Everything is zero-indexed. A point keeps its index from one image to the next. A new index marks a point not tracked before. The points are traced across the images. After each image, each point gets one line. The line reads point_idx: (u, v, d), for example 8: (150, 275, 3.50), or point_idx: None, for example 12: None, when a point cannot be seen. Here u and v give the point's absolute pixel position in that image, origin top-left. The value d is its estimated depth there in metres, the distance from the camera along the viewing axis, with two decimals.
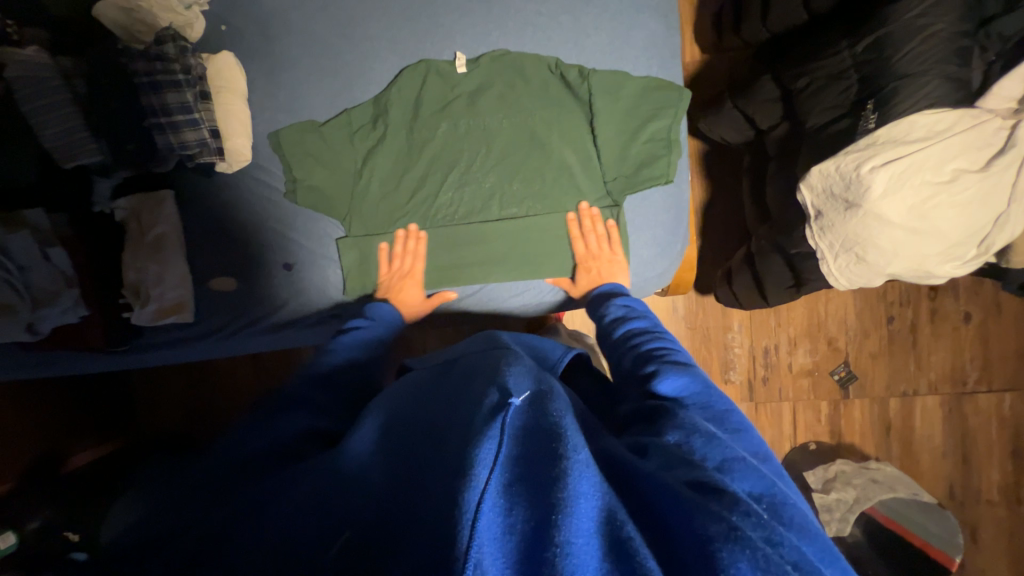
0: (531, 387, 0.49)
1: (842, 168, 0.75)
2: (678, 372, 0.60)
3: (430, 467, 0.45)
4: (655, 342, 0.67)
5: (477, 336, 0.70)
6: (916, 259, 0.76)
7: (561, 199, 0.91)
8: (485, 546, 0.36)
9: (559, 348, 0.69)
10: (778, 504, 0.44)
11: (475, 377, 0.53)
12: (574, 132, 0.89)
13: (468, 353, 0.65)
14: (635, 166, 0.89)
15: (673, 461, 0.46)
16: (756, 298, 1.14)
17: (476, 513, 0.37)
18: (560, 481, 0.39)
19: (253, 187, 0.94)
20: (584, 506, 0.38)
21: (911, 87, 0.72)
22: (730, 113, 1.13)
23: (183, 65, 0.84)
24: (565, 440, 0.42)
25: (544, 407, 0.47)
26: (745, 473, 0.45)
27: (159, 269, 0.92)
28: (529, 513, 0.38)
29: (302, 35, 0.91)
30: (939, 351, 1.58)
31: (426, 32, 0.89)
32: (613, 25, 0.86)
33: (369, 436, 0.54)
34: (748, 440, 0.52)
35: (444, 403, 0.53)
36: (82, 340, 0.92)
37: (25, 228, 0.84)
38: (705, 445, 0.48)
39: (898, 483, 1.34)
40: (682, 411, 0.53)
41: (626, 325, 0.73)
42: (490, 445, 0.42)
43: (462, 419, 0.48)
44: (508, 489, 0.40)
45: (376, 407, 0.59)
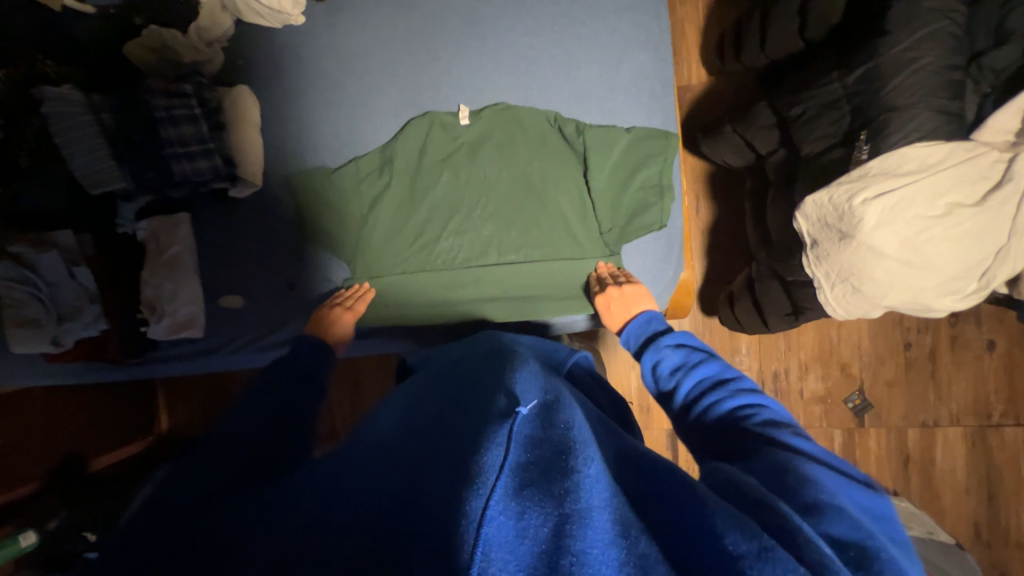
0: (539, 397, 0.54)
1: (834, 199, 0.75)
2: (785, 430, 0.56)
3: (438, 457, 0.49)
4: (738, 397, 0.62)
5: (479, 339, 0.79)
6: (912, 292, 0.74)
7: (558, 246, 0.93)
8: (492, 553, 0.35)
9: (563, 351, 0.79)
10: (868, 551, 0.39)
11: (479, 381, 0.62)
12: (572, 182, 0.91)
13: (476, 355, 0.72)
14: (628, 214, 0.90)
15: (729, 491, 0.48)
16: (757, 323, 1.13)
17: (482, 519, 0.37)
18: (573, 491, 0.40)
19: (262, 212, 0.99)
20: (598, 519, 0.39)
21: (902, 119, 0.71)
22: (730, 138, 1.13)
23: (200, 98, 0.91)
24: (576, 454, 0.44)
25: (552, 419, 0.50)
26: (829, 512, 0.44)
27: (173, 287, 0.98)
28: (544, 518, 0.38)
29: (311, 69, 0.96)
30: (960, 380, 1.52)
31: (425, 66, 0.93)
32: (604, 57, 0.88)
33: (378, 435, 0.58)
34: (864, 493, 0.47)
35: (452, 403, 0.59)
36: (100, 353, 0.98)
37: (53, 248, 0.90)
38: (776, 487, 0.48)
39: (913, 520, 1.27)
40: (781, 452, 0.52)
41: (695, 378, 0.66)
42: (499, 451, 0.44)
43: (471, 422, 0.51)
44: (518, 494, 0.40)
45: (391, 408, 0.65)
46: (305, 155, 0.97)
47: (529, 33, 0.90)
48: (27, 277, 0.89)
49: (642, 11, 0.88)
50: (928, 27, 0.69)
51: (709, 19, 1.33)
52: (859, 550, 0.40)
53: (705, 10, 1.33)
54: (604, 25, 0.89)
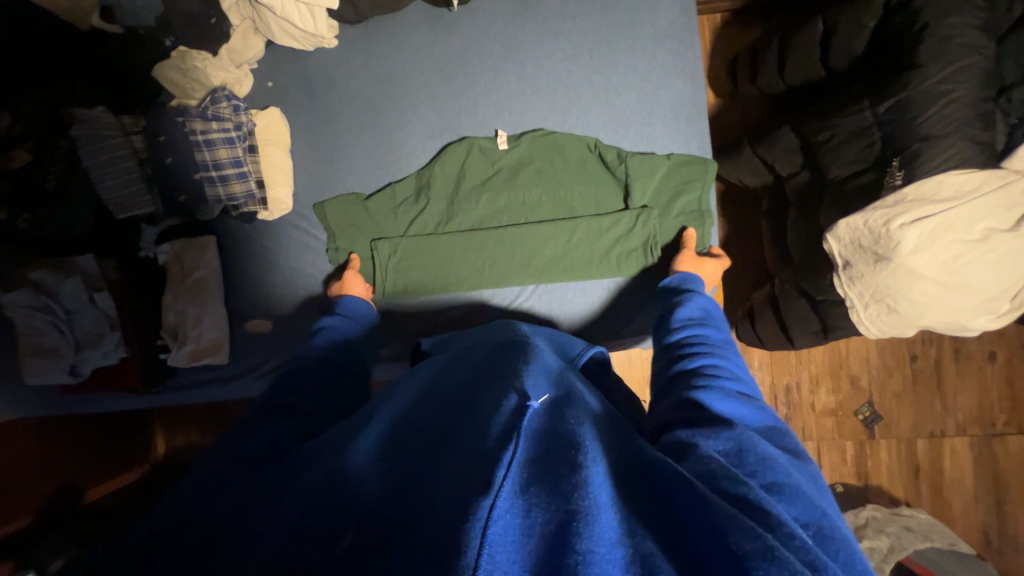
0: (551, 392, 0.54)
1: (871, 223, 0.77)
2: (742, 400, 0.57)
3: (442, 459, 0.48)
4: (724, 362, 0.63)
5: (499, 326, 0.77)
6: (949, 312, 0.77)
7: (599, 269, 0.89)
8: (498, 553, 0.35)
9: (579, 345, 0.76)
10: (826, 535, 0.41)
11: (495, 374, 0.59)
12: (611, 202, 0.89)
13: (489, 345, 0.69)
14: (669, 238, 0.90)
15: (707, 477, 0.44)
16: (781, 339, 1.15)
17: (489, 518, 0.37)
18: (580, 488, 0.41)
19: (291, 233, 0.97)
20: (605, 517, 0.39)
21: (936, 148, 0.74)
22: (749, 159, 1.16)
23: (234, 122, 0.89)
24: (583, 450, 0.45)
25: (561, 413, 0.51)
26: (795, 497, 0.43)
27: (197, 312, 0.95)
28: (548, 516, 0.39)
29: (345, 92, 0.96)
30: (965, 390, 1.56)
31: (462, 89, 0.94)
32: (641, 84, 0.91)
33: (381, 429, 0.54)
34: (807, 468, 0.49)
35: (465, 394, 0.58)
36: (118, 383, 0.93)
37: (75, 273, 0.87)
38: (750, 469, 0.46)
39: (933, 531, 1.29)
40: (741, 428, 0.50)
41: (696, 330, 0.70)
42: (510, 448, 0.43)
43: (477, 421, 0.50)
44: (525, 490, 0.40)
45: (395, 394, 0.62)
46: (338, 177, 0.96)
47: (566, 59, 0.92)
48: (47, 304, 0.86)
49: (677, 39, 0.91)
50: (960, 60, 0.73)
51: (721, 44, 1.37)
52: (816, 533, 0.41)
53: (717, 34, 1.37)
54: (642, 52, 0.91)
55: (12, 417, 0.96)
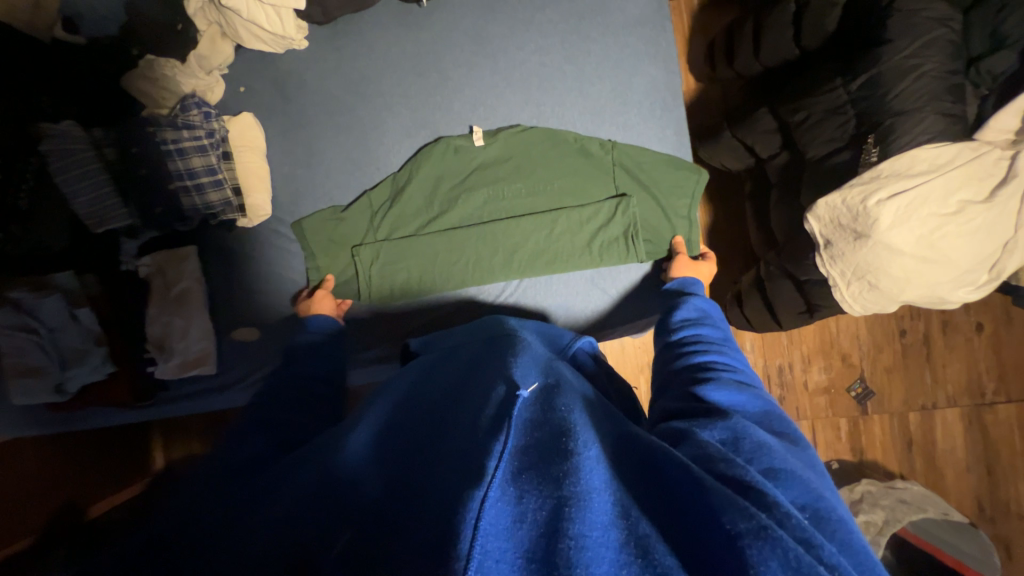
0: (541, 380, 0.55)
1: (848, 201, 0.78)
2: (740, 389, 0.57)
3: (434, 456, 0.48)
4: (724, 359, 0.64)
5: (481, 324, 0.76)
6: (929, 286, 0.78)
7: (582, 260, 0.89)
8: (490, 542, 0.35)
9: (568, 336, 0.75)
10: (820, 518, 0.42)
11: (478, 370, 0.59)
12: (590, 193, 0.88)
13: (480, 341, 0.69)
14: (652, 226, 0.89)
15: (701, 459, 0.45)
16: (769, 320, 1.15)
17: (480, 508, 0.37)
18: (572, 474, 0.40)
19: (273, 240, 0.97)
20: (598, 501, 0.39)
21: (908, 123, 0.74)
22: (730, 142, 1.16)
23: (206, 129, 0.87)
24: (575, 436, 0.45)
25: (553, 402, 0.51)
26: (789, 483, 0.43)
27: (183, 323, 0.94)
28: (541, 502, 0.38)
29: (318, 93, 0.95)
30: (954, 362, 1.58)
31: (436, 86, 0.93)
32: (615, 72, 0.90)
33: (368, 435, 0.53)
34: (803, 453, 0.49)
35: (456, 389, 0.58)
36: (107, 398, 0.93)
37: (54, 291, 0.85)
38: (745, 452, 0.46)
39: (927, 502, 1.31)
40: (734, 416, 0.51)
41: (694, 330, 0.70)
42: (500, 440, 0.43)
43: (470, 413, 0.51)
44: (516, 478, 0.40)
45: (384, 393, 0.62)
46: (316, 181, 0.95)
47: (538, 51, 0.91)
48: (29, 323, 0.84)
49: (648, 25, 0.90)
50: (929, 34, 0.73)
51: (698, 28, 1.36)
52: (811, 516, 0.42)
53: (693, 18, 1.36)
54: (615, 40, 0.90)
55: (0, 438, 0.96)
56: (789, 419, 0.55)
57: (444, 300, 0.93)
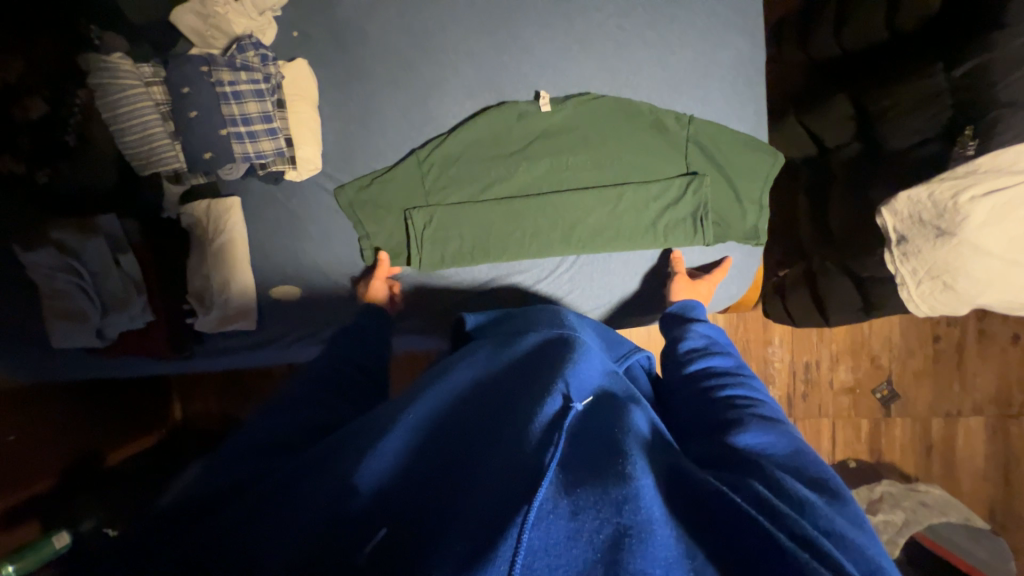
0: (594, 393, 0.55)
1: (936, 195, 0.74)
2: (766, 429, 0.57)
3: (483, 454, 0.47)
4: (742, 390, 0.65)
5: (539, 310, 0.72)
6: (1010, 291, 0.75)
7: (642, 238, 0.85)
8: (541, 560, 0.36)
9: (627, 345, 0.73)
10: None
11: (539, 364, 0.57)
12: (661, 170, 0.84)
13: (535, 334, 0.65)
14: (722, 209, 0.85)
15: (763, 506, 0.44)
16: (814, 317, 1.13)
17: (524, 525, 0.37)
18: (630, 499, 0.40)
19: (320, 197, 0.93)
20: (659, 534, 0.39)
21: (1017, 116, 0.70)
22: (795, 128, 1.11)
23: (263, 73, 0.84)
24: (632, 460, 0.44)
25: (605, 421, 0.51)
26: (851, 551, 0.42)
27: (224, 277, 0.91)
28: (598, 525, 0.39)
29: (377, 45, 0.89)
30: (985, 372, 1.57)
31: (504, 45, 0.87)
32: (698, 43, 0.84)
33: (422, 413, 0.52)
34: (849, 508, 0.48)
35: (516, 386, 0.55)
36: (146, 348, 0.91)
37: (98, 234, 0.83)
38: (796, 505, 0.45)
39: (948, 507, 1.32)
40: (770, 467, 0.50)
41: (707, 360, 0.71)
42: (555, 449, 0.44)
43: (522, 417, 0.48)
44: (572, 494, 0.41)
45: (446, 372, 0.59)
46: (369, 139, 0.91)
47: (619, 13, 0.85)
48: (71, 265, 0.82)
49: None
50: None
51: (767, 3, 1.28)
52: None
53: None
54: (702, 6, 0.84)
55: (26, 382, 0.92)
56: (822, 462, 0.54)
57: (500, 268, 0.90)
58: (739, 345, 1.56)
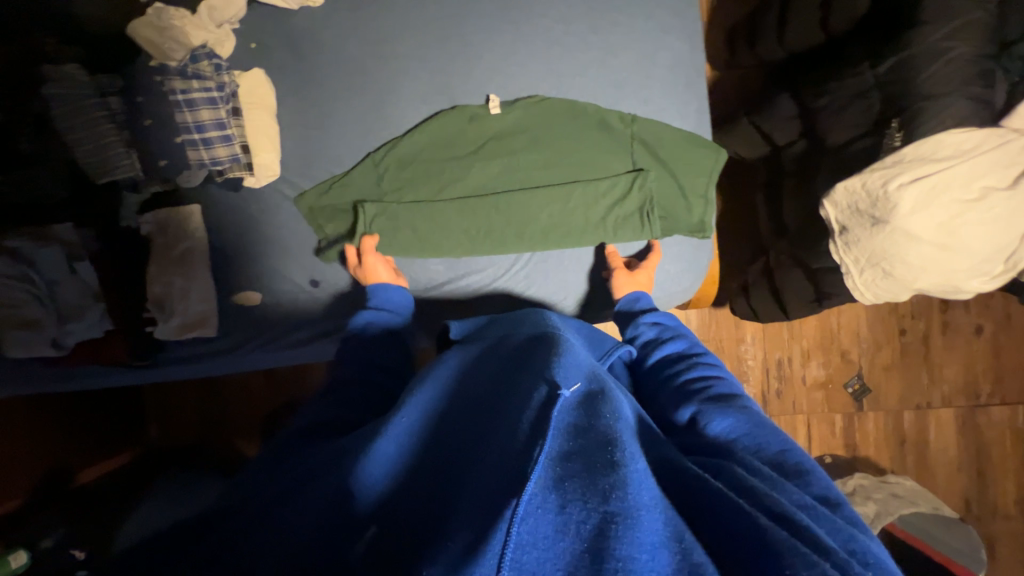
0: (583, 383, 0.55)
1: (868, 185, 0.77)
2: (728, 411, 0.60)
3: (478, 455, 0.49)
4: (699, 372, 0.70)
5: (521, 314, 0.77)
6: (944, 275, 0.77)
7: (592, 232, 0.87)
8: (528, 554, 0.36)
9: (608, 343, 0.75)
10: (862, 559, 0.43)
11: (522, 363, 0.60)
12: (609, 167, 0.87)
13: (520, 336, 0.68)
14: (669, 204, 0.88)
15: (742, 489, 0.48)
16: (775, 311, 1.14)
17: (512, 521, 0.37)
18: (619, 487, 0.40)
19: (280, 202, 0.94)
20: (647, 520, 0.39)
21: (936, 108, 0.74)
22: (745, 129, 1.13)
23: (216, 82, 0.86)
24: (621, 447, 0.45)
25: (596, 409, 0.51)
26: (823, 520, 0.46)
27: (184, 284, 0.92)
28: (585, 514, 0.39)
29: (333, 53, 0.92)
30: (952, 363, 1.60)
31: (455, 51, 0.90)
32: (639, 44, 0.88)
33: (414, 417, 0.55)
34: (819, 480, 0.52)
35: (501, 388, 0.57)
36: (102, 357, 0.90)
37: (54, 243, 0.85)
38: (770, 482, 0.50)
39: (918, 497, 1.36)
40: (742, 453, 0.55)
41: (665, 349, 0.75)
42: (543, 442, 0.44)
43: (511, 415, 0.51)
44: (560, 486, 0.41)
45: (436, 377, 0.62)
46: (326, 145, 0.93)
47: (562, 19, 0.89)
48: (27, 273, 0.84)
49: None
50: (963, 17, 0.72)
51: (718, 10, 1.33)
52: (853, 557, 0.44)
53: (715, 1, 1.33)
54: (641, 12, 0.88)
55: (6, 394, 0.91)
56: (783, 435, 0.59)
57: (457, 265, 0.92)
58: (712, 344, 1.58)
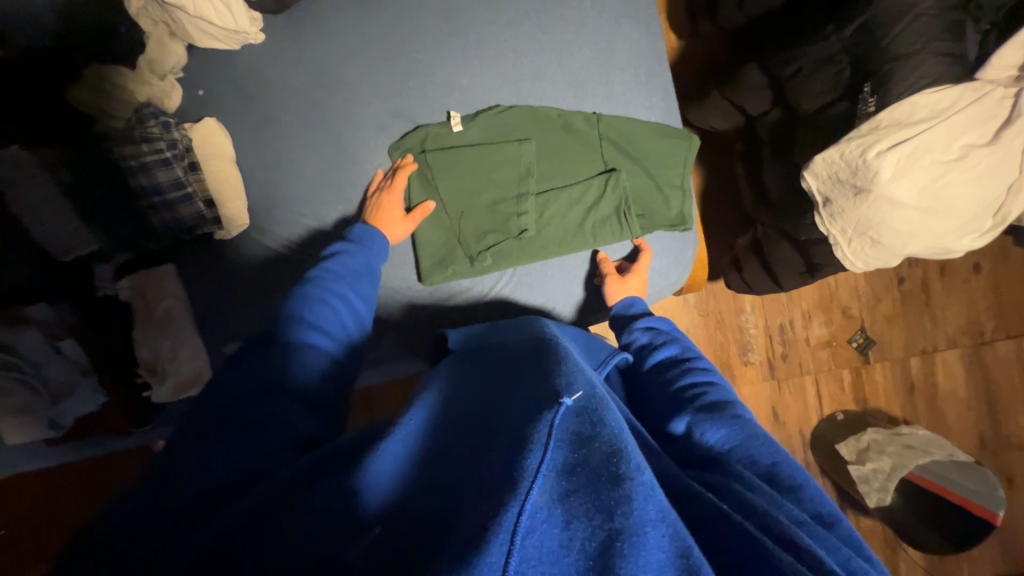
0: (584, 391, 0.48)
1: (847, 154, 0.75)
2: (721, 421, 0.59)
3: (475, 463, 0.45)
4: (694, 377, 0.67)
5: (522, 322, 0.72)
6: (932, 237, 0.76)
7: (570, 239, 0.87)
8: (532, 569, 0.35)
9: (605, 350, 0.73)
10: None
11: (525, 368, 0.54)
12: (579, 171, 0.87)
13: (518, 342, 0.63)
14: (646, 200, 0.88)
15: (741, 507, 0.47)
16: (768, 283, 1.13)
17: (515, 537, 0.35)
18: (624, 503, 0.38)
19: (252, 249, 0.91)
20: (652, 536, 0.37)
21: (907, 67, 0.72)
22: (718, 103, 1.09)
23: (168, 140, 0.84)
24: (626, 459, 0.41)
25: (598, 416, 0.45)
26: (819, 538, 0.45)
27: (172, 345, 0.90)
28: (590, 531, 0.37)
29: (281, 89, 0.89)
30: (953, 305, 1.59)
31: (407, 70, 0.88)
32: (595, 39, 0.88)
33: (418, 422, 0.50)
34: (806, 496, 0.52)
35: (500, 394, 0.52)
36: (102, 428, 0.89)
37: (31, 325, 0.82)
38: (767, 496, 0.49)
39: (932, 446, 1.43)
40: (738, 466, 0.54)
41: (660, 354, 0.72)
42: (542, 450, 0.41)
43: (510, 424, 0.46)
44: (565, 499, 0.38)
45: (436, 388, 0.56)
46: (289, 184, 0.90)
47: (513, 23, 0.87)
48: (8, 361, 0.81)
49: None
50: None
51: None
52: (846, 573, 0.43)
53: None
54: (590, 7, 0.89)
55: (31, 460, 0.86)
56: (778, 446, 0.57)
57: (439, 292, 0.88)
58: (713, 318, 1.54)
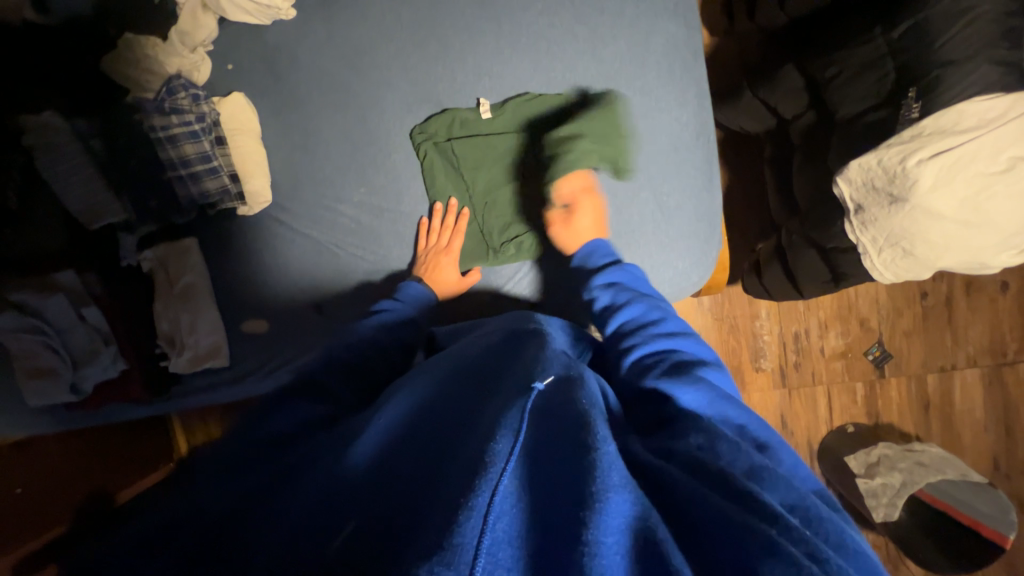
0: (557, 376, 0.47)
1: (885, 161, 0.73)
2: (669, 383, 0.55)
3: (447, 448, 0.42)
4: (652, 343, 0.62)
5: (513, 314, 0.67)
6: (970, 251, 0.73)
7: None
8: (500, 553, 0.32)
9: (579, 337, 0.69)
10: (810, 518, 0.39)
11: (505, 363, 0.52)
12: None
13: (499, 333, 0.60)
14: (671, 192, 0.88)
15: (694, 466, 0.43)
16: (789, 290, 1.10)
17: (485, 524, 0.32)
18: (590, 473, 0.36)
19: (273, 227, 0.91)
20: (616, 501, 0.35)
21: (957, 73, 0.69)
22: (751, 104, 1.07)
23: (196, 113, 0.83)
24: (593, 430, 0.40)
25: (570, 396, 0.45)
26: (775, 481, 0.42)
27: (190, 318, 0.89)
28: (559, 509, 0.35)
29: (310, 69, 0.88)
30: (976, 323, 1.55)
31: (438, 55, 0.87)
32: (631, 32, 0.86)
33: (394, 416, 0.47)
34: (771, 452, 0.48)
35: (479, 386, 0.50)
36: (119, 398, 0.89)
37: (58, 292, 0.82)
38: (728, 446, 0.45)
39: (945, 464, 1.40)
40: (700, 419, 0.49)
41: (619, 317, 0.68)
42: (511, 432, 0.39)
43: (486, 415, 0.43)
44: (531, 486, 0.37)
45: (407, 384, 0.53)
46: (313, 164, 0.90)
47: (547, 11, 0.86)
48: (34, 324, 0.81)
49: None
50: None
51: None
52: (800, 516, 0.39)
53: None
54: None
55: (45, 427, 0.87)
56: (741, 410, 0.52)
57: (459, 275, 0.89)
58: (727, 322, 1.52)
